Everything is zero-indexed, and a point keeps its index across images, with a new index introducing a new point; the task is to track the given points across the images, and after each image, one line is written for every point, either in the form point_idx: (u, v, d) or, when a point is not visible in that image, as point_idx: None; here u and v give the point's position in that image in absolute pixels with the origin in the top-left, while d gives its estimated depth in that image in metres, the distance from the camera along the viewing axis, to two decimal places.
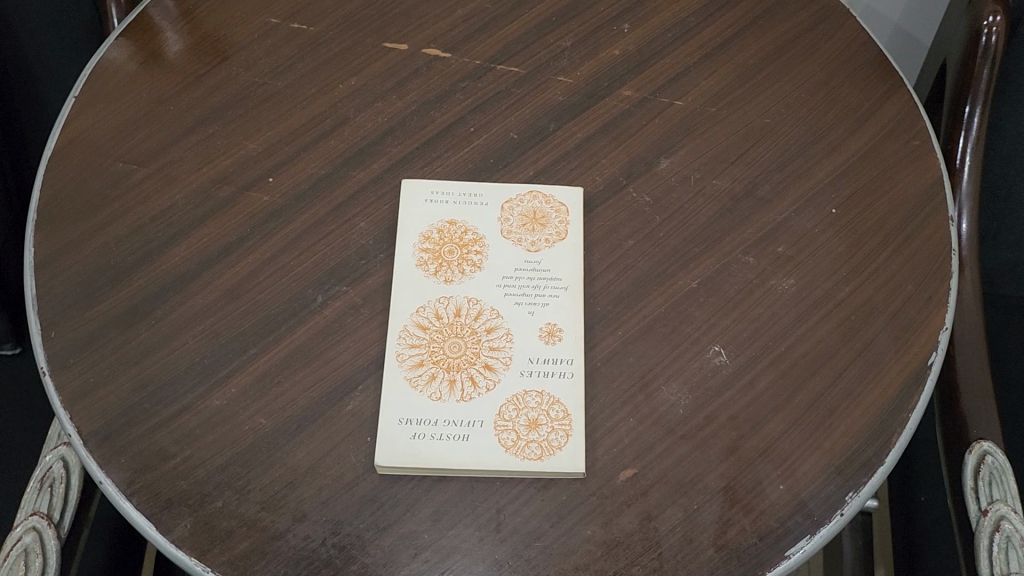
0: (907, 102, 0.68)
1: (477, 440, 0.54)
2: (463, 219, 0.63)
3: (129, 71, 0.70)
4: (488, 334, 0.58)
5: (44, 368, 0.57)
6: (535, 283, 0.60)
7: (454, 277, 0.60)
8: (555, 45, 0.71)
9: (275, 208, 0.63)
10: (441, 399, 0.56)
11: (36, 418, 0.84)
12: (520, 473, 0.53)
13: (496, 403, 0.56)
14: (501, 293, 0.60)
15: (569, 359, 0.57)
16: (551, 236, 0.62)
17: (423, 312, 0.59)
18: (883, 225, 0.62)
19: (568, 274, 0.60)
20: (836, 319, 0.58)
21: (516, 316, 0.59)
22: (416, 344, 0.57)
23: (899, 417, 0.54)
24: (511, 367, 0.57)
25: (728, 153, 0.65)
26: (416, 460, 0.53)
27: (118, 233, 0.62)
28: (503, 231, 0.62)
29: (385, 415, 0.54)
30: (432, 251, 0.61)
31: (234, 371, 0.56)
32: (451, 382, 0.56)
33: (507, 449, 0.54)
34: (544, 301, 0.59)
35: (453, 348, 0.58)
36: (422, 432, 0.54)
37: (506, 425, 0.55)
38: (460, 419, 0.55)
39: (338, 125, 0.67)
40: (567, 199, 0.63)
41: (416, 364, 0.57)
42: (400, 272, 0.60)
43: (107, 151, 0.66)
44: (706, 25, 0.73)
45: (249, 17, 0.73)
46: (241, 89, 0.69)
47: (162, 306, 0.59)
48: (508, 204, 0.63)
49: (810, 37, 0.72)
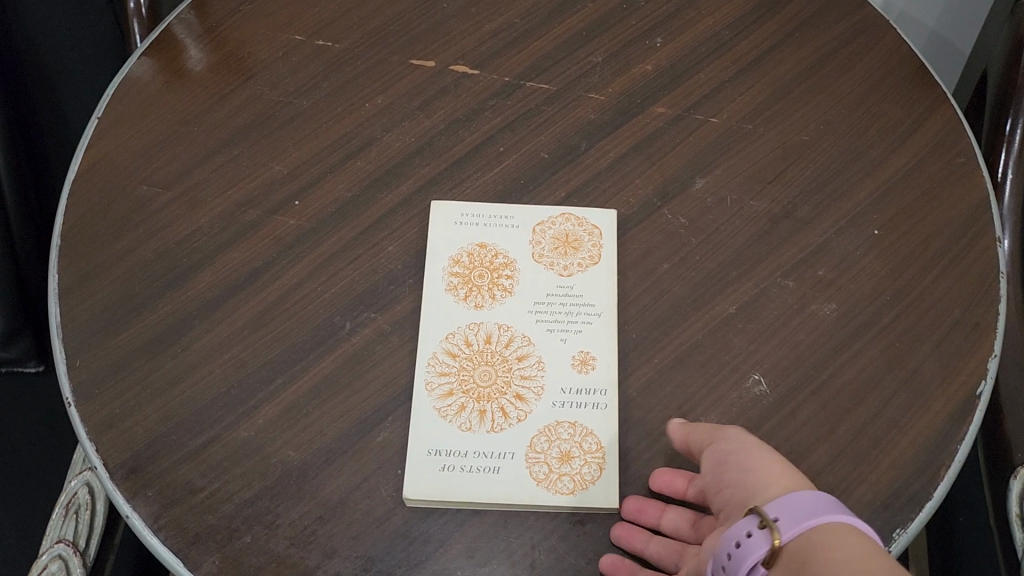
0: (950, 117, 0.66)
1: (509, 473, 0.53)
2: (494, 242, 0.61)
3: (153, 89, 0.69)
4: (519, 362, 0.57)
5: (70, 398, 0.56)
6: (567, 309, 0.59)
7: (484, 303, 0.59)
8: (586, 60, 0.69)
9: (302, 231, 0.61)
10: (472, 429, 0.54)
11: (60, 444, 0.83)
12: (553, 507, 0.51)
13: (528, 435, 0.54)
14: (533, 319, 0.58)
15: (603, 389, 0.55)
16: (584, 260, 0.60)
17: (453, 339, 0.57)
18: (927, 246, 0.60)
19: (601, 300, 0.59)
20: (880, 346, 0.56)
21: (548, 345, 0.57)
22: (446, 373, 0.56)
23: (947, 449, 0.52)
24: (543, 397, 0.55)
25: (765, 172, 0.63)
26: (446, 493, 0.52)
27: (145, 258, 0.61)
28: (535, 254, 0.61)
29: (413, 445, 0.53)
30: (462, 275, 0.60)
31: (262, 401, 0.55)
32: (481, 412, 0.55)
33: (539, 482, 0.52)
34: (577, 328, 0.58)
35: (484, 376, 0.56)
36: (453, 464, 0.53)
37: (539, 458, 0.53)
38: (491, 451, 0.54)
39: (365, 145, 0.65)
40: (600, 221, 0.61)
41: (446, 393, 0.55)
42: (430, 297, 0.59)
43: (132, 172, 0.65)
44: (741, 37, 0.70)
45: (274, 33, 0.72)
46: (265, 108, 0.68)
47: (188, 334, 0.58)
48: (540, 226, 0.61)
49: (851, 48, 0.70)
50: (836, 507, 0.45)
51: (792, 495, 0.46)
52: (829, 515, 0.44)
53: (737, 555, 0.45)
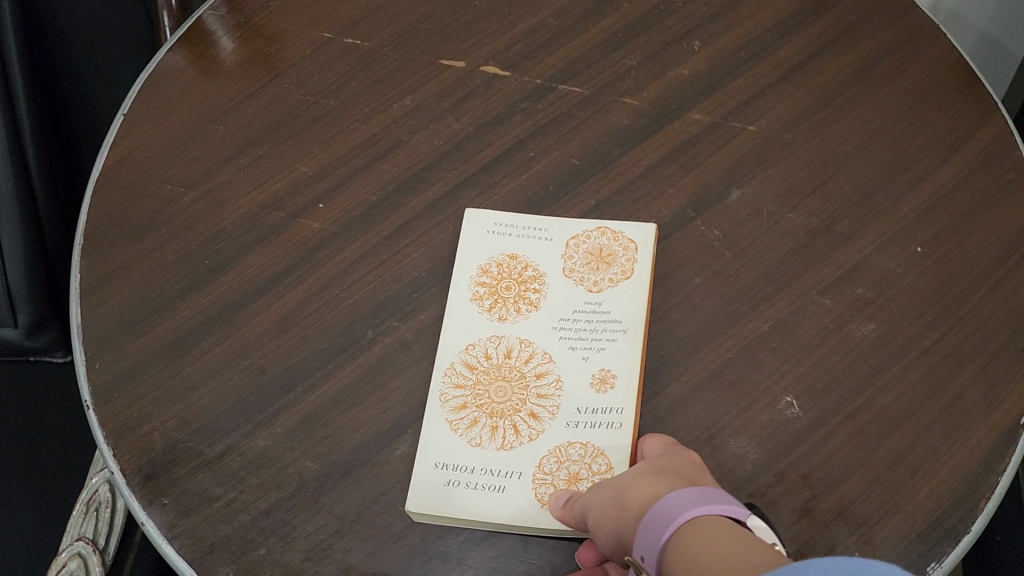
0: (1002, 128, 0.63)
1: (513, 493, 0.51)
2: (526, 254, 0.59)
3: (180, 87, 0.69)
4: (537, 380, 0.55)
5: (88, 401, 0.55)
6: (592, 327, 0.56)
7: (508, 316, 0.57)
8: (621, 63, 0.67)
9: (326, 235, 0.60)
10: (481, 445, 0.53)
11: (78, 447, 0.82)
12: (550, 531, 0.50)
13: (538, 455, 0.53)
14: (555, 335, 0.56)
15: (620, 409, 0.53)
16: (616, 275, 0.58)
17: (472, 351, 0.56)
18: (973, 265, 0.57)
19: (628, 317, 0.56)
20: (921, 370, 0.53)
21: (568, 362, 0.55)
22: (462, 385, 0.55)
23: (988, 481, 0.50)
24: (558, 417, 0.54)
25: (804, 184, 0.61)
26: (447, 507, 0.50)
27: (167, 259, 0.60)
28: (566, 268, 0.59)
29: (421, 458, 0.52)
30: (489, 286, 0.58)
31: (281, 410, 0.54)
32: (493, 428, 0.54)
33: (542, 504, 0.51)
34: (600, 346, 0.56)
35: (499, 392, 0.55)
36: (458, 479, 0.52)
37: (545, 479, 0.52)
38: (498, 469, 0.52)
39: (392, 148, 0.64)
40: (636, 236, 0.59)
41: (459, 407, 0.54)
42: (453, 305, 0.57)
43: (157, 172, 0.64)
44: (783, 41, 0.68)
45: (304, 31, 0.71)
46: (292, 109, 0.67)
47: (208, 338, 0.57)
48: (575, 239, 0.60)
49: (899, 54, 0.67)
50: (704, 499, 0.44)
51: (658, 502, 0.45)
52: (684, 512, 0.44)
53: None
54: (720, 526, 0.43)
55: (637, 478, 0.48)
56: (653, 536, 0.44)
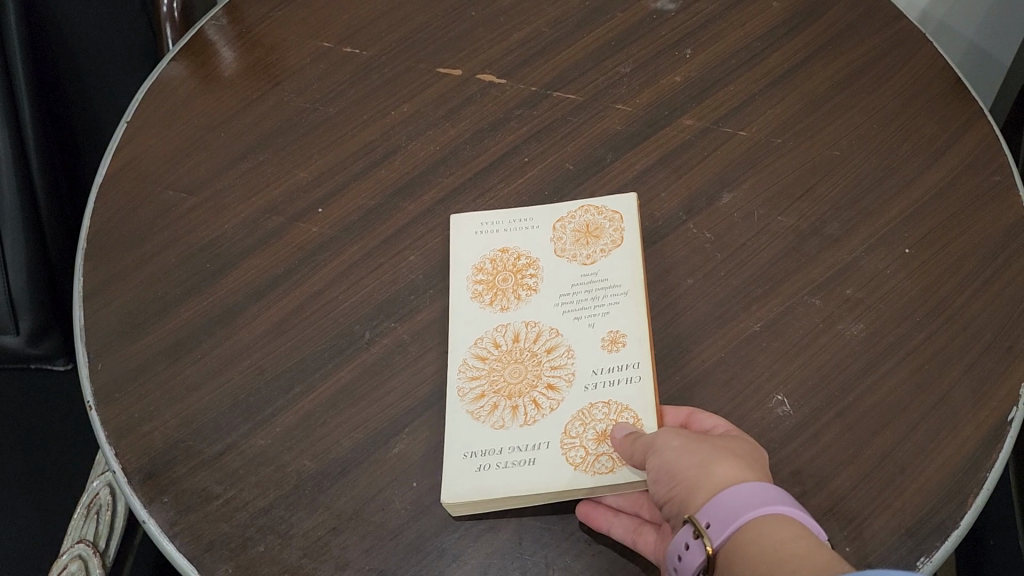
0: (989, 133, 0.64)
1: (545, 462, 0.52)
2: (516, 246, 0.61)
3: (182, 94, 0.70)
4: (549, 354, 0.56)
5: (90, 402, 0.56)
6: (594, 295, 0.58)
7: (511, 304, 0.59)
8: (614, 70, 0.69)
9: (325, 239, 0.62)
10: (505, 426, 0.54)
11: (81, 449, 0.83)
12: (593, 487, 0.51)
13: (563, 420, 0.54)
14: (559, 311, 0.58)
15: (637, 362, 0.55)
16: (606, 245, 0.60)
17: (481, 343, 0.57)
18: (961, 267, 0.58)
19: (627, 280, 0.58)
20: (908, 369, 0.54)
21: (576, 332, 0.57)
22: (476, 376, 0.56)
23: (975, 477, 0.50)
24: (574, 383, 0.55)
25: (795, 188, 0.62)
26: (484, 489, 0.51)
27: (168, 262, 0.61)
28: (557, 249, 0.60)
29: (446, 450, 0.53)
30: (487, 281, 0.59)
31: (280, 409, 0.55)
32: (513, 408, 0.55)
33: (576, 466, 0.52)
34: (605, 311, 0.57)
35: (514, 374, 0.56)
36: (488, 462, 0.53)
37: (574, 441, 0.53)
38: (525, 443, 0.53)
39: (390, 154, 0.65)
40: (620, 207, 0.61)
41: (478, 396, 0.55)
42: (455, 303, 0.58)
43: (159, 178, 0.65)
44: (774, 48, 0.70)
45: (303, 41, 0.73)
46: (292, 115, 0.68)
47: (208, 340, 0.58)
48: (560, 222, 0.61)
49: (888, 61, 0.68)
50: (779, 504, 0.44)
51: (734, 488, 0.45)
52: (767, 504, 0.44)
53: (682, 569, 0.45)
54: (802, 530, 0.43)
55: (721, 447, 0.48)
56: (729, 511, 0.44)
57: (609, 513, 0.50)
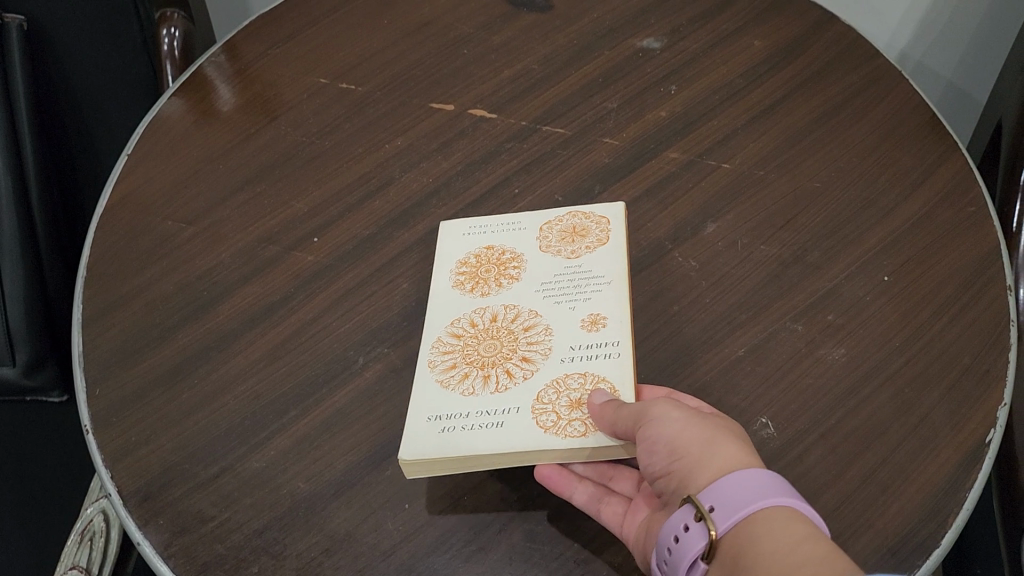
0: (962, 166, 0.67)
1: (513, 425, 0.52)
2: (502, 244, 0.63)
3: (182, 129, 0.73)
4: (526, 332, 0.57)
5: (88, 426, 0.56)
6: (575, 284, 0.59)
7: (491, 290, 0.60)
8: (601, 106, 0.72)
9: (320, 267, 0.63)
10: (474, 393, 0.54)
11: (78, 479, 0.83)
12: (562, 448, 0.50)
13: (535, 389, 0.54)
14: (541, 297, 0.59)
15: (615, 341, 0.55)
16: (592, 243, 0.61)
17: (458, 323, 0.58)
18: (938, 293, 0.59)
19: (610, 271, 0.59)
20: (891, 391, 0.55)
21: (556, 314, 0.58)
22: (450, 350, 0.57)
23: (955, 496, 0.50)
24: (550, 356, 0.55)
25: (777, 218, 0.64)
26: (443, 448, 0.51)
27: (167, 290, 0.63)
28: (542, 246, 0.62)
29: (413, 414, 0.53)
30: (470, 273, 0.61)
31: (274, 433, 0.55)
32: (485, 377, 0.55)
33: (546, 429, 0.51)
34: (586, 297, 0.58)
35: (488, 349, 0.57)
36: (453, 424, 0.53)
37: (545, 408, 0.53)
38: (494, 408, 0.53)
39: (384, 185, 0.68)
40: (607, 213, 0.63)
41: (449, 366, 0.56)
42: (438, 294, 0.60)
43: (160, 208, 0.68)
44: (753, 87, 0.73)
45: (299, 78, 0.77)
46: (289, 148, 0.71)
47: (204, 366, 0.59)
48: (547, 225, 0.63)
49: (861, 99, 0.72)
50: (782, 490, 0.43)
51: (739, 473, 0.44)
52: (776, 496, 0.43)
53: (676, 551, 0.44)
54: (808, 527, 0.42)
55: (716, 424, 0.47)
56: (736, 498, 0.43)
57: (573, 480, 0.50)
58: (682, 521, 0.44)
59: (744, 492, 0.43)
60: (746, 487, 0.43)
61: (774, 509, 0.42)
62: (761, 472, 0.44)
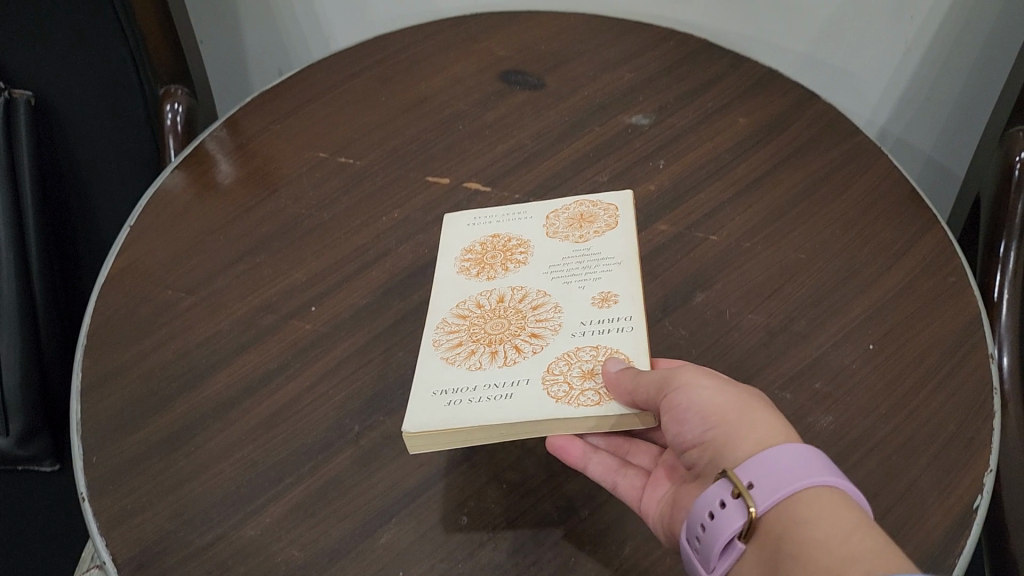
0: (941, 238, 0.69)
1: (522, 395, 0.54)
2: (507, 233, 0.67)
3: (185, 201, 0.75)
4: (535, 311, 0.60)
5: (84, 493, 0.56)
6: (583, 265, 0.63)
7: (497, 274, 0.64)
8: (593, 179, 0.74)
9: (318, 335, 0.64)
10: (481, 367, 0.56)
11: (68, 550, 0.82)
12: (575, 416, 0.52)
13: (546, 361, 0.56)
14: (548, 278, 0.62)
15: (628, 315, 0.58)
16: (600, 228, 0.65)
17: (465, 305, 0.62)
18: (922, 361, 0.61)
19: (620, 253, 0.62)
20: (879, 458, 0.55)
21: (564, 293, 0.61)
22: (456, 330, 0.60)
23: (945, 564, 0.50)
24: (560, 331, 0.58)
25: (763, 288, 0.66)
26: (449, 419, 0.52)
27: (166, 358, 0.64)
28: (549, 233, 0.66)
29: (416, 390, 0.55)
30: (475, 259, 0.65)
31: (270, 500, 0.55)
32: (492, 353, 0.57)
33: (557, 399, 0.53)
34: (596, 277, 0.61)
35: (495, 327, 0.59)
36: (459, 398, 0.54)
37: (557, 378, 0.54)
38: (503, 381, 0.55)
39: (381, 255, 0.70)
40: (616, 201, 0.67)
41: (455, 345, 0.58)
42: (447, 281, 0.64)
43: (160, 277, 0.69)
44: (738, 162, 0.76)
45: (299, 152, 0.79)
46: (289, 219, 0.73)
47: (201, 434, 0.59)
48: (553, 215, 0.68)
49: (842, 174, 0.74)
50: (820, 470, 0.45)
51: (780, 452, 0.46)
52: (816, 476, 0.45)
53: (711, 526, 0.46)
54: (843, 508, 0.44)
55: (744, 398, 0.51)
56: (777, 477, 0.45)
57: (589, 453, 0.55)
58: (719, 495, 0.46)
59: (783, 470, 0.45)
60: (786, 465, 0.46)
61: (813, 490, 0.45)
62: (799, 450, 0.46)
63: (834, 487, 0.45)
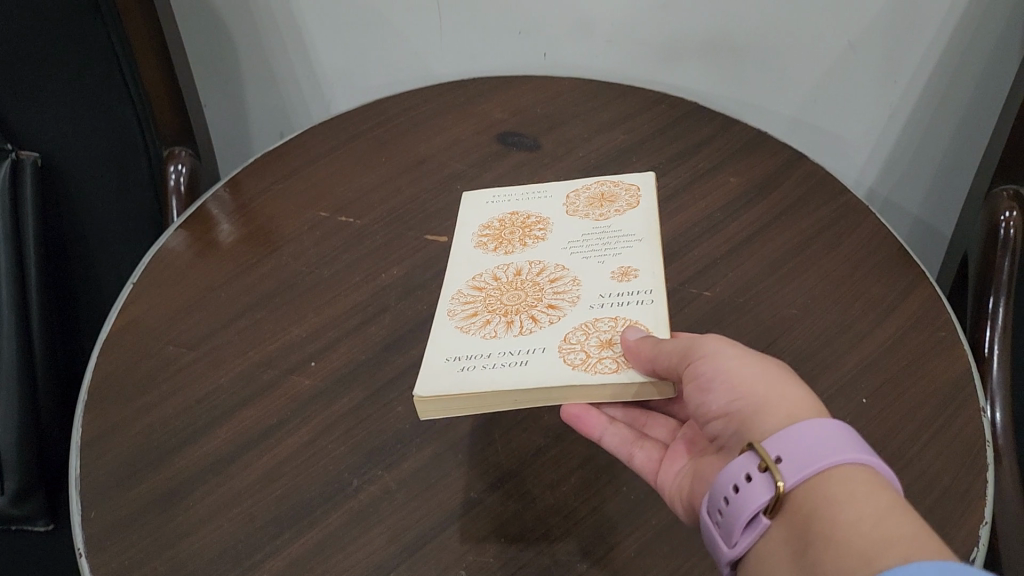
0: (930, 294, 0.70)
1: (537, 361, 0.56)
2: (527, 212, 0.73)
3: (186, 260, 0.77)
4: (553, 284, 0.64)
5: (81, 549, 0.56)
6: (601, 243, 0.67)
7: (515, 249, 0.68)
8: None
9: (317, 391, 0.65)
10: (498, 335, 0.60)
11: None
12: (589, 380, 0.54)
13: (564, 329, 0.59)
14: (568, 253, 0.67)
15: (647, 288, 0.61)
16: (620, 207, 0.71)
17: (483, 279, 0.66)
18: (915, 414, 0.61)
19: (639, 232, 0.67)
20: None
21: (583, 267, 0.65)
22: (472, 300, 0.63)
23: None
24: (578, 303, 0.61)
25: (757, 342, 0.67)
26: (462, 384, 0.55)
27: (166, 414, 0.64)
28: (569, 211, 0.72)
29: (430, 356, 0.58)
30: (493, 236, 0.70)
31: (267, 555, 0.55)
32: (509, 323, 0.61)
33: (574, 365, 0.56)
34: (615, 253, 0.66)
35: (512, 299, 0.63)
36: (473, 364, 0.57)
37: (575, 348, 0.57)
38: (519, 349, 0.58)
39: (380, 312, 0.71)
40: (638, 181, 0.73)
41: (472, 314, 0.62)
42: (468, 253, 0.69)
43: (161, 335, 0.70)
44: (730, 221, 0.77)
45: (300, 212, 0.81)
46: (289, 277, 0.74)
47: (199, 489, 0.59)
48: (572, 196, 0.74)
49: (831, 232, 0.76)
50: (850, 447, 0.47)
51: (810, 429, 0.47)
52: (846, 454, 0.46)
53: (737, 500, 0.47)
54: (873, 485, 0.45)
55: (767, 372, 0.53)
56: (806, 453, 0.46)
57: (605, 423, 0.59)
58: (745, 469, 0.48)
59: (812, 446, 0.47)
60: (815, 441, 0.47)
61: (843, 466, 0.46)
62: (828, 425, 0.48)
63: (864, 466, 0.46)
